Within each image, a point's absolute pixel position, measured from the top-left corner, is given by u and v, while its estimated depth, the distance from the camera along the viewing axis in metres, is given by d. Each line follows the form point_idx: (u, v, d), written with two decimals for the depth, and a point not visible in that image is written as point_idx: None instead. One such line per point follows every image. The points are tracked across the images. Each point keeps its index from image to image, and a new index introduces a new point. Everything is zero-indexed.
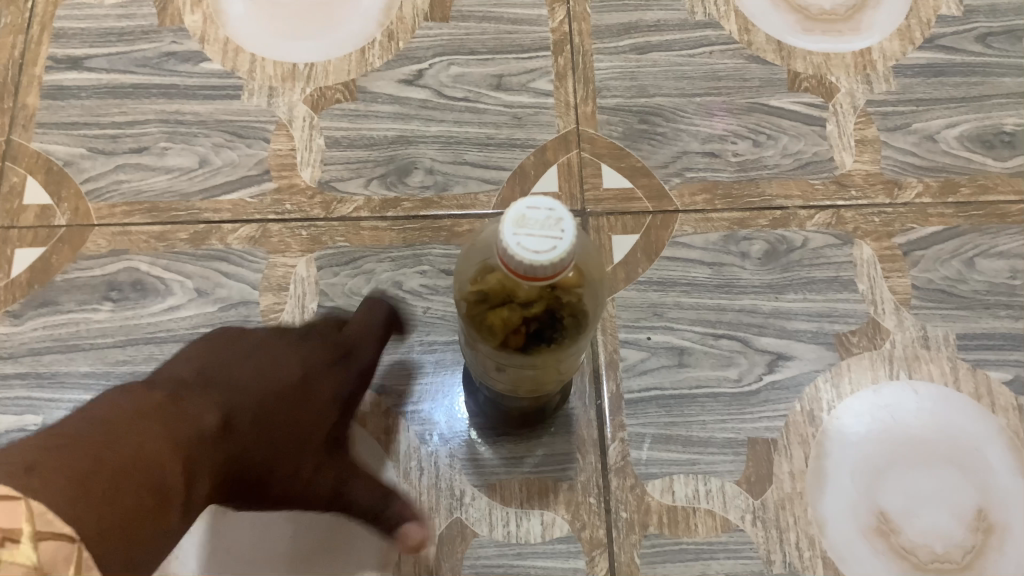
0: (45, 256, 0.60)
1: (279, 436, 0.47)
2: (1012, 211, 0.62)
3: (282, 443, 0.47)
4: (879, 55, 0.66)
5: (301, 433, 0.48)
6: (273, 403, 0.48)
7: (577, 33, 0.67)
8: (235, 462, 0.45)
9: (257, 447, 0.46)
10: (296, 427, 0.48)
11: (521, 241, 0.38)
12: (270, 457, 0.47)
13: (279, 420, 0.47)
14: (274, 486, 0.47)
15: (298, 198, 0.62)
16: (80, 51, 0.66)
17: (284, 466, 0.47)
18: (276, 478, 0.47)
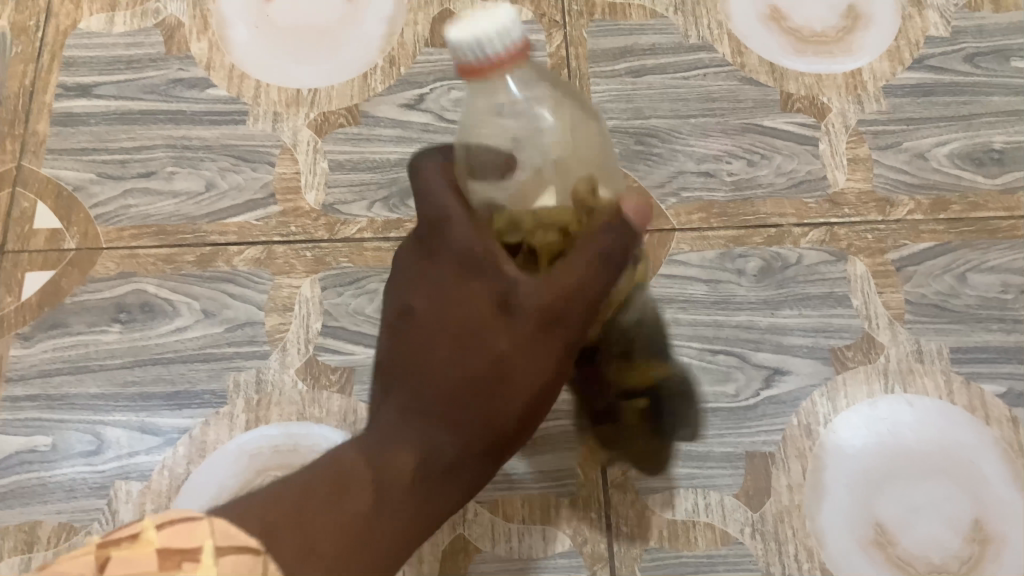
0: (55, 279, 0.61)
1: (454, 356, 0.40)
2: (1003, 226, 0.63)
3: (446, 376, 0.40)
4: (869, 75, 0.68)
5: (464, 331, 0.40)
6: (436, 346, 0.41)
7: (574, 57, 0.69)
8: (442, 430, 0.41)
9: (426, 391, 0.41)
10: (451, 334, 0.41)
11: (467, 39, 0.36)
12: (460, 394, 0.40)
13: (433, 352, 0.41)
14: (487, 399, 0.41)
15: (302, 220, 0.63)
16: (90, 78, 0.67)
17: (522, 366, 0.40)
18: (494, 389, 0.41)
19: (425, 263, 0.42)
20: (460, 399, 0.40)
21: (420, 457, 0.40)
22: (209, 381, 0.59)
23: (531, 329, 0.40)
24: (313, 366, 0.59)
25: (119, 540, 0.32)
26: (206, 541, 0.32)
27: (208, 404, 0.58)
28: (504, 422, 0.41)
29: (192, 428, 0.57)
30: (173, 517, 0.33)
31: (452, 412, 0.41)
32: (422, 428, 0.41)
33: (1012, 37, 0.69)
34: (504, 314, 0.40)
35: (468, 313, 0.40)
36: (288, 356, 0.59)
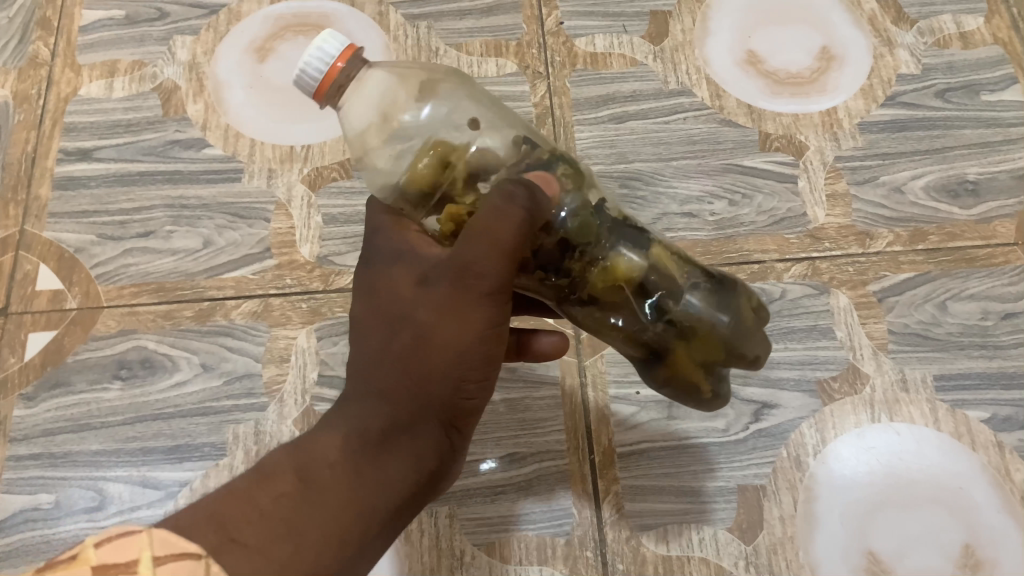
0: (58, 338, 0.63)
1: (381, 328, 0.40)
2: (980, 255, 0.65)
3: (370, 344, 0.41)
4: (845, 113, 0.70)
5: (385, 302, 0.41)
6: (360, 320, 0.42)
7: (558, 106, 0.71)
8: (374, 399, 0.40)
9: (362, 380, 0.40)
10: (364, 288, 0.42)
11: None
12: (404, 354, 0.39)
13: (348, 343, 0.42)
14: (407, 347, 0.39)
15: (298, 272, 0.65)
16: (90, 143, 0.70)
17: (441, 319, 0.39)
18: (407, 327, 0.39)
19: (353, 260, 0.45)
20: (387, 367, 0.40)
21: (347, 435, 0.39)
22: (209, 434, 0.60)
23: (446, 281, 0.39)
24: (310, 417, 0.61)
25: (59, 563, 0.32)
26: (141, 553, 0.32)
27: (208, 456, 0.60)
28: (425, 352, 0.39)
29: (193, 481, 0.59)
30: (115, 532, 0.33)
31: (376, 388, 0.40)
32: (357, 410, 0.40)
33: (980, 72, 0.71)
34: (410, 271, 0.40)
35: (391, 290, 0.41)
36: (285, 407, 0.61)
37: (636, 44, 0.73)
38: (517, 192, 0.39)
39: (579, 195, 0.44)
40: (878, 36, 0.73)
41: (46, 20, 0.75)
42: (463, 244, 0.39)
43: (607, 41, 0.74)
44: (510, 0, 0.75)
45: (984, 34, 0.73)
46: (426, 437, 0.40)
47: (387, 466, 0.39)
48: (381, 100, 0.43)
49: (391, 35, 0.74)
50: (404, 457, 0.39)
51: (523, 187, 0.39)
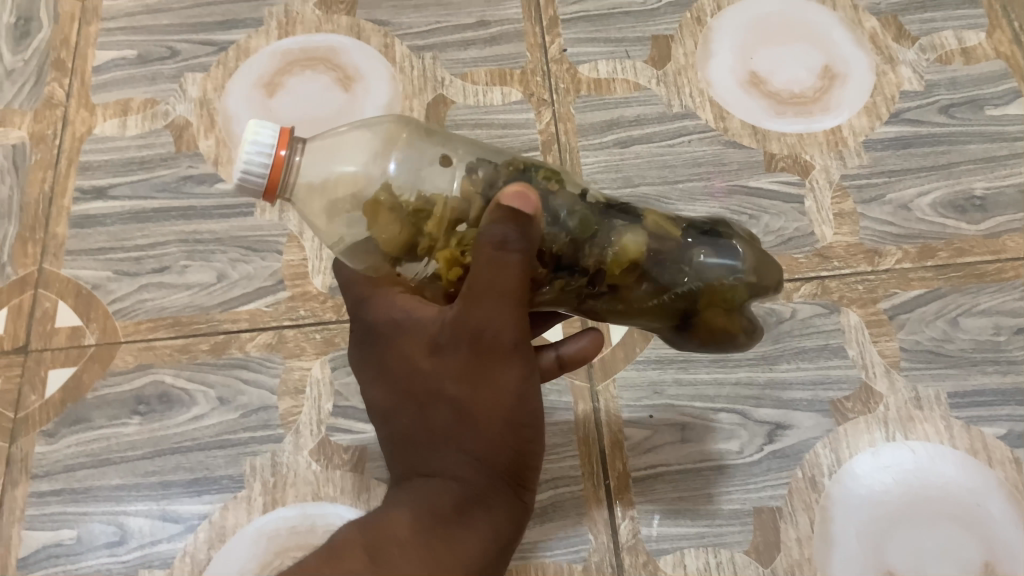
0: (77, 375, 0.64)
1: (415, 411, 0.45)
2: (990, 270, 0.65)
3: (411, 430, 0.45)
4: (850, 131, 0.70)
5: (410, 387, 0.45)
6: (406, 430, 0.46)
7: (563, 132, 0.72)
8: (437, 479, 0.44)
9: (417, 461, 0.45)
10: (387, 378, 0.47)
11: None
12: (447, 431, 0.44)
13: (389, 434, 0.47)
14: (448, 421, 0.44)
15: (311, 303, 0.66)
16: (105, 181, 0.71)
17: (474, 388, 0.43)
18: (440, 404, 0.44)
19: (360, 363, 0.50)
20: (437, 445, 0.44)
21: (418, 513, 0.43)
22: (227, 467, 0.61)
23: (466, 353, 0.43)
24: (326, 447, 0.61)
25: None
26: None
27: (226, 488, 0.60)
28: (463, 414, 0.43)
29: (212, 513, 0.60)
30: None
31: (432, 466, 0.44)
32: (422, 491, 0.44)
33: (983, 87, 0.72)
34: (425, 354, 0.44)
35: (419, 381, 0.45)
36: (301, 438, 0.61)
37: (639, 69, 0.74)
38: (504, 231, 0.40)
39: (567, 195, 0.46)
40: (880, 54, 0.74)
41: (60, 61, 0.76)
42: (469, 313, 0.42)
43: (610, 67, 0.74)
44: (513, 29, 0.76)
45: (986, 49, 0.73)
46: (498, 508, 0.44)
47: (467, 536, 0.43)
48: (335, 165, 0.44)
49: (397, 66, 0.75)
50: (483, 529, 0.44)
51: (505, 224, 0.40)
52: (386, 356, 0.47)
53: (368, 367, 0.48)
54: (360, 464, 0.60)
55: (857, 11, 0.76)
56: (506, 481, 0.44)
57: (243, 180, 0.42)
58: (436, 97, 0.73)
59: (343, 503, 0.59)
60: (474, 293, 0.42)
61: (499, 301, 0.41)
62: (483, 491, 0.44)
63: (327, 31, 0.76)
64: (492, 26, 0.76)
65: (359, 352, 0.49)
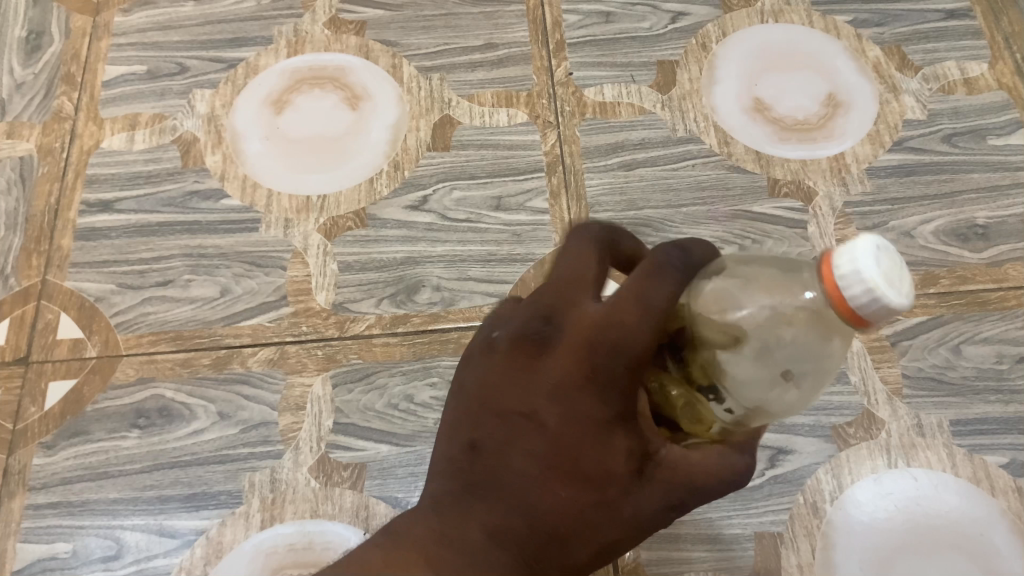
0: (77, 387, 0.64)
1: (576, 496, 0.39)
2: (992, 298, 0.65)
3: (549, 503, 0.39)
4: (853, 159, 0.71)
5: (586, 476, 0.39)
6: (539, 475, 0.39)
7: (568, 154, 0.72)
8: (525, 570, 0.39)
9: (518, 539, 0.39)
10: (574, 439, 0.39)
11: None
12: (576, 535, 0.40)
13: (509, 469, 0.40)
14: (588, 532, 0.40)
15: (313, 319, 0.66)
16: (111, 194, 0.71)
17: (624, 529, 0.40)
18: (597, 515, 0.39)
19: (533, 373, 0.40)
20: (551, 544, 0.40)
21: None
22: (225, 482, 0.61)
23: (658, 500, 0.39)
24: (325, 464, 0.61)
25: None
26: None
27: (224, 504, 0.60)
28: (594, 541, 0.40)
29: (209, 529, 0.59)
30: None
31: (535, 554, 0.40)
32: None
33: (985, 117, 0.72)
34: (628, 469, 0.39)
35: (596, 477, 0.39)
36: (301, 454, 0.61)
37: (644, 93, 0.75)
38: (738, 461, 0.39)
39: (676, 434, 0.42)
40: (883, 82, 0.74)
41: (70, 75, 0.77)
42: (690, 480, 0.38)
43: (616, 90, 0.75)
44: (520, 52, 0.77)
45: (988, 79, 0.74)
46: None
47: None
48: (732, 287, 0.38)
49: (405, 87, 0.75)
50: None
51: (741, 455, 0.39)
52: (596, 419, 0.38)
53: (558, 392, 0.39)
54: (359, 481, 0.60)
55: (860, 40, 0.77)
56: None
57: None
58: (442, 117, 0.74)
59: (341, 521, 0.59)
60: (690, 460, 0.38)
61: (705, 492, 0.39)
62: None
63: (335, 51, 0.77)
64: (499, 48, 0.77)
65: (557, 360, 0.39)
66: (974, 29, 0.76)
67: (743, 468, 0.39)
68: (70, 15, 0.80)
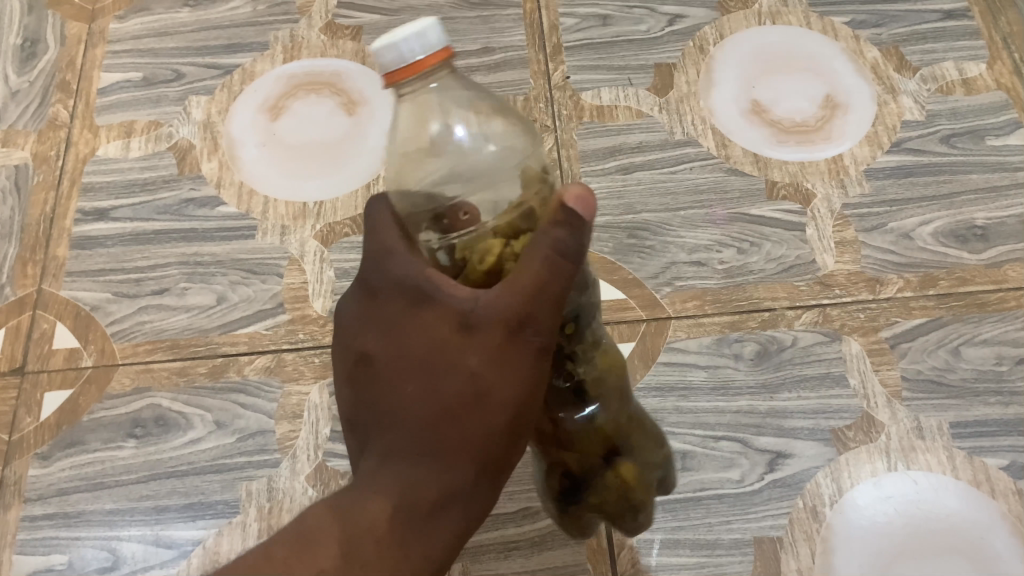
0: (73, 397, 0.64)
1: (418, 379, 0.38)
2: (991, 300, 0.65)
3: (401, 403, 0.38)
4: (851, 160, 0.71)
5: (426, 347, 0.38)
6: (390, 376, 0.39)
7: (565, 158, 0.72)
8: (421, 465, 0.38)
9: (398, 440, 0.38)
10: (395, 330, 0.39)
11: None
12: (445, 411, 0.37)
13: (370, 397, 0.40)
14: (455, 395, 0.37)
15: (311, 326, 0.65)
16: (106, 203, 0.71)
17: (495, 374, 0.37)
18: (454, 374, 0.37)
19: (369, 308, 0.41)
20: (431, 426, 0.37)
21: (398, 504, 0.37)
22: (222, 492, 0.60)
23: (500, 336, 0.37)
24: (323, 472, 0.60)
25: None
26: None
27: (221, 514, 0.60)
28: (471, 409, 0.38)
29: (206, 539, 0.59)
30: None
31: (419, 442, 0.38)
32: (399, 478, 0.37)
33: (984, 117, 0.72)
34: (454, 326, 0.37)
35: (436, 345, 0.38)
36: (298, 463, 0.61)
37: (641, 97, 0.74)
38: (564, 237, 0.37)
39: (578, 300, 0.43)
40: (881, 84, 0.74)
41: (65, 83, 0.77)
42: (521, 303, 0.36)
43: (613, 94, 0.75)
44: (517, 55, 0.77)
45: (986, 80, 0.74)
46: (476, 503, 0.39)
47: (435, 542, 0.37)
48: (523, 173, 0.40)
49: None
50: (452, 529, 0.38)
51: (563, 228, 0.36)
52: (399, 308, 0.39)
53: (374, 304, 0.40)
54: None
55: (858, 41, 0.76)
56: (490, 479, 0.39)
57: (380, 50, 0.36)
58: None
59: None
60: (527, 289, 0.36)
61: (540, 300, 0.37)
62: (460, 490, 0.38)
63: (332, 56, 0.77)
64: (496, 52, 0.77)
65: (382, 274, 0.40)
66: (971, 29, 0.76)
67: (572, 235, 0.37)
68: (66, 22, 0.80)
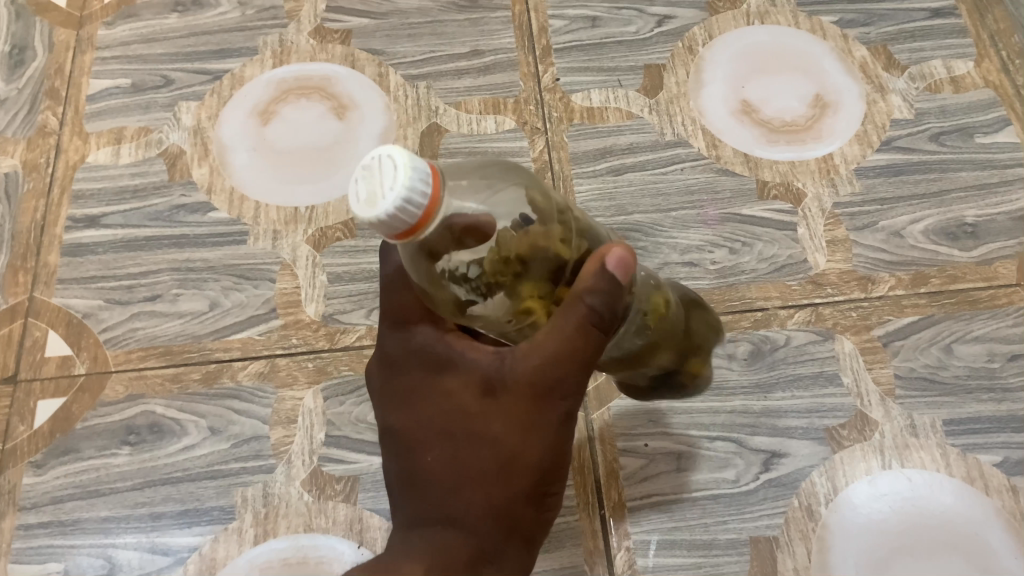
0: (66, 405, 0.63)
1: (446, 448, 0.45)
2: (982, 297, 0.65)
3: (436, 466, 0.45)
4: (841, 160, 0.71)
5: (454, 413, 0.45)
6: (425, 441, 0.45)
7: (556, 160, 0.72)
8: (452, 527, 0.44)
9: (435, 499, 0.44)
10: (425, 402, 0.46)
11: None
12: (470, 476, 0.44)
13: (408, 462, 0.46)
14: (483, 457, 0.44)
15: (304, 331, 0.65)
16: (97, 209, 0.71)
17: (519, 438, 0.44)
18: (482, 440, 0.44)
19: (395, 380, 0.48)
20: (464, 485, 0.44)
21: (432, 562, 0.42)
22: (217, 498, 0.60)
23: (523, 404, 0.43)
24: (318, 477, 0.60)
25: None
26: None
27: (216, 520, 0.60)
28: (500, 469, 0.44)
29: (202, 546, 0.59)
30: None
31: (455, 502, 0.44)
32: (432, 539, 0.43)
33: (972, 115, 0.72)
34: (480, 396, 0.44)
35: (465, 414, 0.44)
36: (293, 468, 0.61)
37: (632, 98, 0.75)
38: (598, 301, 0.40)
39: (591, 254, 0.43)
40: (870, 82, 0.74)
41: (54, 89, 0.76)
42: (542, 372, 0.42)
43: (603, 95, 0.75)
44: (507, 58, 0.77)
45: (974, 78, 0.74)
46: (506, 561, 0.45)
47: None
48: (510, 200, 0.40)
49: (391, 95, 0.75)
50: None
51: (598, 294, 0.40)
52: (429, 382, 0.46)
53: (404, 379, 0.47)
54: (352, 494, 0.60)
55: (846, 40, 0.77)
56: (519, 531, 0.45)
57: (398, 210, 0.34)
58: (430, 125, 0.74)
59: (335, 535, 0.59)
60: (551, 353, 0.42)
61: (569, 365, 0.42)
62: (494, 542, 0.44)
63: (321, 60, 0.77)
64: (486, 55, 0.77)
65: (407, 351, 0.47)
66: (959, 27, 0.77)
67: (603, 299, 0.40)
68: (53, 29, 0.79)
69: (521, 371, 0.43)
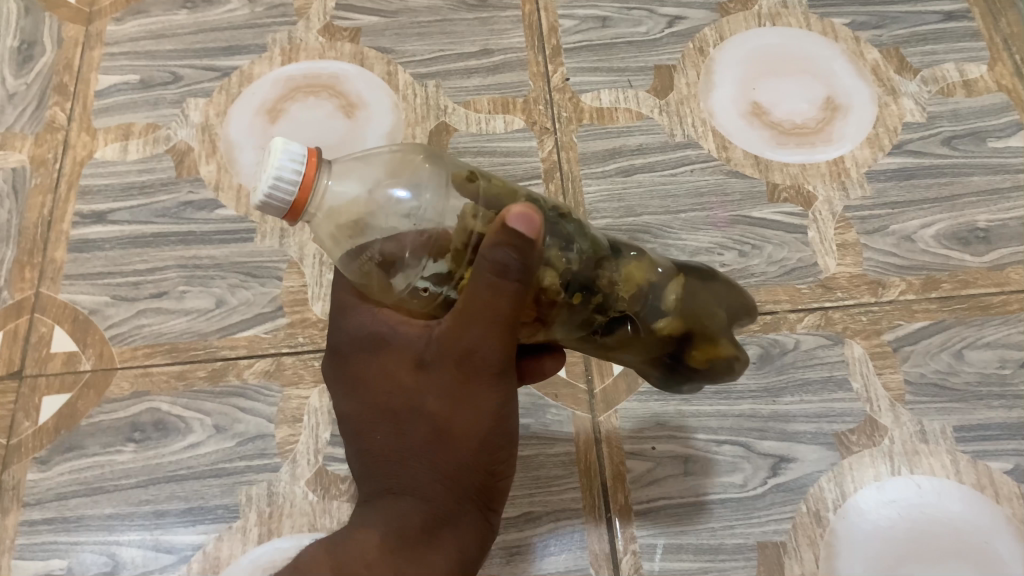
0: (72, 402, 0.63)
1: (390, 425, 0.45)
2: (994, 303, 0.64)
3: (383, 445, 0.45)
4: (852, 163, 0.70)
5: (393, 390, 0.45)
6: (370, 421, 0.46)
7: (565, 160, 0.71)
8: (406, 497, 0.44)
9: (387, 475, 0.45)
10: (365, 384, 0.46)
11: None
12: (415, 447, 0.44)
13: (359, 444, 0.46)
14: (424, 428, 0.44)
15: (310, 330, 0.65)
16: (105, 206, 0.71)
17: (456, 405, 0.43)
18: (422, 413, 0.44)
19: (338, 368, 0.48)
20: (411, 458, 0.44)
21: (387, 531, 0.42)
22: (221, 496, 0.60)
23: (454, 371, 0.43)
24: (323, 477, 0.60)
25: None
26: None
27: (221, 519, 0.59)
28: (444, 437, 0.44)
29: (206, 544, 0.59)
30: None
31: (404, 476, 0.44)
32: (385, 511, 0.43)
33: (985, 119, 0.72)
34: (412, 370, 0.44)
35: (404, 390, 0.44)
36: (298, 467, 0.60)
37: (641, 99, 0.74)
38: (503, 257, 0.39)
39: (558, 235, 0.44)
40: (882, 85, 0.74)
41: (63, 85, 0.76)
42: (465, 337, 0.42)
43: (613, 96, 0.74)
44: (516, 57, 0.77)
45: (987, 81, 0.73)
46: (465, 527, 0.45)
47: (436, 557, 0.43)
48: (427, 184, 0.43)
49: (400, 94, 0.75)
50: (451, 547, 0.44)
51: (507, 247, 0.39)
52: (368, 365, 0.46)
53: (347, 367, 0.48)
54: (357, 494, 0.59)
55: (858, 43, 0.76)
56: (473, 500, 0.45)
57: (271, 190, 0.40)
58: (438, 124, 0.73)
59: None
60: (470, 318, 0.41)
61: (488, 325, 0.41)
62: (450, 510, 0.44)
63: (330, 58, 0.76)
64: (495, 54, 0.77)
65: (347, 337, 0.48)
66: (972, 31, 0.76)
67: (511, 252, 0.39)
68: (62, 25, 0.79)
69: (445, 340, 0.43)
